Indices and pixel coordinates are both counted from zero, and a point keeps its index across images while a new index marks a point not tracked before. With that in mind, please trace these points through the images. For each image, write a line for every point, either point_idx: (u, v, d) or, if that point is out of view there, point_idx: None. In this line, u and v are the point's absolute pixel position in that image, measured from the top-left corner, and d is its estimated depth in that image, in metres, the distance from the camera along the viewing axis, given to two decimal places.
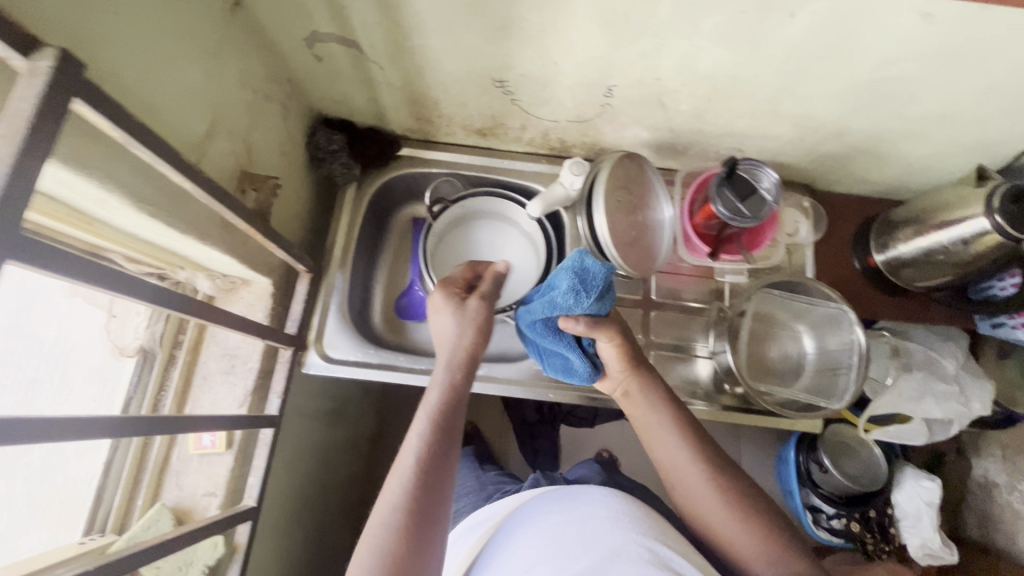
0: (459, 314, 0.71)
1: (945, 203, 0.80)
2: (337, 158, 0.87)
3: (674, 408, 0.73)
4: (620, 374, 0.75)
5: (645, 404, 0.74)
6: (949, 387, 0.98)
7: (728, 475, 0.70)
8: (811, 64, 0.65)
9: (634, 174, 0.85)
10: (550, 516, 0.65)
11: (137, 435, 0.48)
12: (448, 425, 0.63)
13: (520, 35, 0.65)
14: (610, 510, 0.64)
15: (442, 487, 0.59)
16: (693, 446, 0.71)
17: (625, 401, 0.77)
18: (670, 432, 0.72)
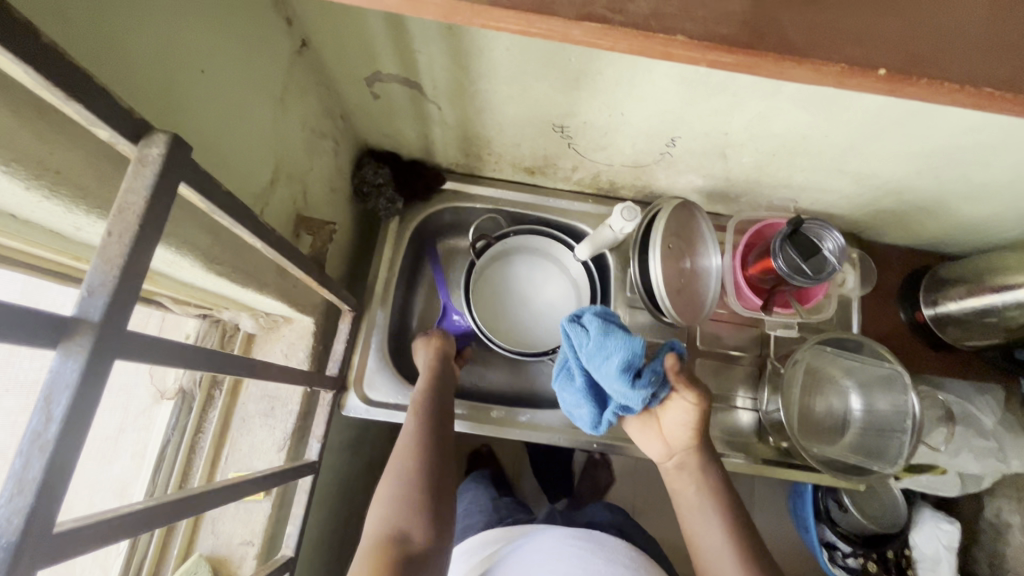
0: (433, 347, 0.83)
1: (1000, 266, 0.80)
2: (382, 193, 0.86)
3: (726, 487, 0.63)
4: (682, 440, 0.64)
5: (699, 478, 0.63)
6: (988, 443, 0.97)
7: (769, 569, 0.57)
8: (887, 129, 0.64)
9: (688, 221, 0.83)
10: (571, 550, 0.66)
11: (201, 510, 0.46)
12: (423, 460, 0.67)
13: (592, 86, 0.64)
14: (629, 559, 0.66)
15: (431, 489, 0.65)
16: (735, 533, 0.59)
17: (673, 473, 0.66)
18: (717, 512, 0.61)
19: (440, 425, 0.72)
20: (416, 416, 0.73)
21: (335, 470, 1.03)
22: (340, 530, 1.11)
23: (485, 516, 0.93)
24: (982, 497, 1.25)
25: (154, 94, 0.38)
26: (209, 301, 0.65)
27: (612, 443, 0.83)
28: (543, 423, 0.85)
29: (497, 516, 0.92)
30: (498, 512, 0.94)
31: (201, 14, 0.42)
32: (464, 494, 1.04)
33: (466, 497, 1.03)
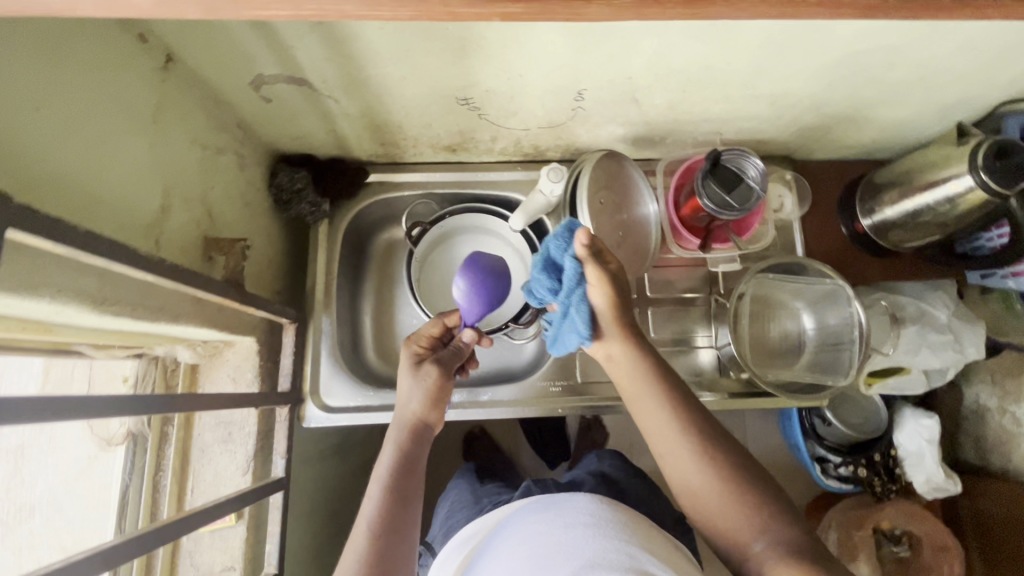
0: (424, 383, 0.66)
1: (927, 163, 0.79)
2: (304, 198, 0.83)
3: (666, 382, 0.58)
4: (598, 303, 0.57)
5: (636, 369, 0.58)
6: (944, 336, 1.00)
7: (717, 440, 0.56)
8: (781, 48, 0.63)
9: (615, 172, 0.83)
10: (532, 527, 0.65)
11: (143, 552, 0.46)
12: (403, 487, 0.58)
13: (478, 53, 0.62)
14: (589, 514, 0.64)
15: (402, 541, 0.55)
16: (669, 395, 0.57)
17: (612, 371, 0.61)
18: (648, 381, 0.58)
19: (410, 483, 0.59)
20: (383, 475, 0.59)
21: (322, 480, 1.03)
22: (340, 533, 1.12)
23: (472, 509, 0.94)
24: (958, 383, 1.31)
25: None
26: (133, 340, 0.63)
27: (576, 405, 0.85)
28: (508, 398, 0.85)
29: (479, 507, 0.93)
30: (481, 503, 0.95)
31: (28, 47, 0.40)
32: (447, 491, 1.04)
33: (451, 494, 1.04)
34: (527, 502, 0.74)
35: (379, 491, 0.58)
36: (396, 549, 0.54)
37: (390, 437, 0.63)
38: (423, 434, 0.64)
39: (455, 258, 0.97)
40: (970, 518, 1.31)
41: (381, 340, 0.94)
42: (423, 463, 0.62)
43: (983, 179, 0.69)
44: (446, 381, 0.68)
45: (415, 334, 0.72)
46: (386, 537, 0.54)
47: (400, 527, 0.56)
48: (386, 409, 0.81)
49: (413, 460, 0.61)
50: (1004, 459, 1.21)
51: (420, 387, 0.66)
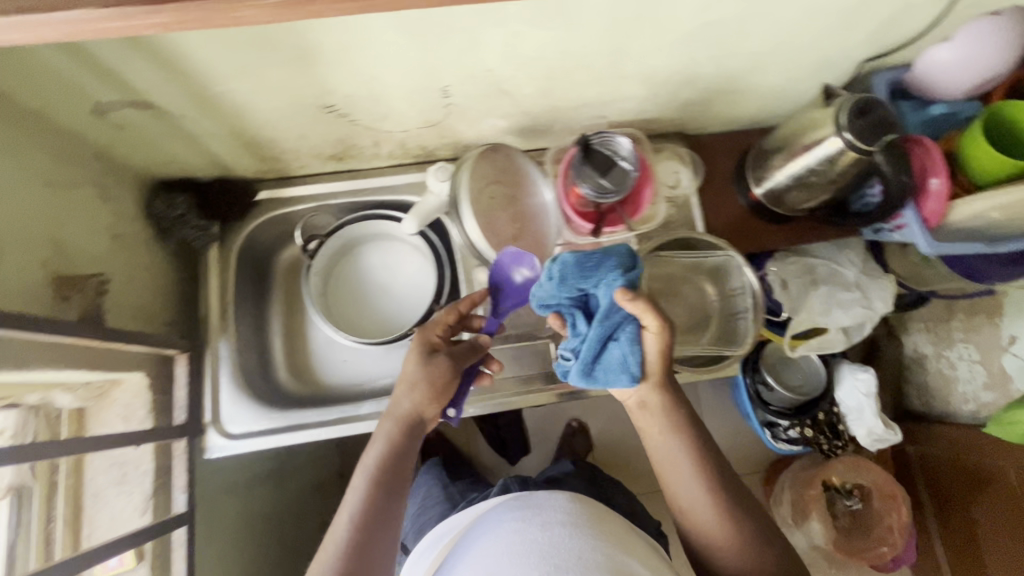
0: (422, 371, 0.66)
1: (802, 127, 0.80)
2: (187, 223, 0.80)
3: (689, 433, 0.64)
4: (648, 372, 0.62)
5: (661, 418, 0.65)
6: (853, 294, 1.03)
7: (741, 510, 0.62)
8: (630, 27, 0.63)
9: (502, 165, 0.83)
10: (509, 524, 0.66)
11: None
12: (390, 482, 0.61)
13: (321, 60, 0.60)
14: (565, 514, 0.66)
15: (382, 533, 0.59)
16: (701, 466, 0.63)
17: (641, 414, 0.67)
18: (682, 451, 0.64)
19: (398, 478, 0.62)
20: (372, 469, 0.62)
21: (251, 505, 1.02)
22: (277, 561, 1.10)
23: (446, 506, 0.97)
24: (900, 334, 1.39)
25: None
26: None
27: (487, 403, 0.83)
28: None
29: (452, 503, 0.97)
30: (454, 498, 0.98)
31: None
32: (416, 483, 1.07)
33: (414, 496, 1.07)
34: (501, 499, 0.75)
35: (365, 484, 0.61)
36: (375, 540, 0.58)
37: (384, 430, 0.65)
38: (418, 424, 0.66)
39: (362, 267, 0.95)
40: (917, 461, 1.39)
41: (294, 359, 0.93)
42: (415, 454, 0.65)
43: (848, 138, 0.71)
44: (454, 371, 0.67)
45: (430, 322, 0.71)
46: (367, 531, 0.58)
47: (382, 520, 0.59)
48: (292, 429, 0.80)
49: (403, 453, 0.63)
50: (945, 404, 1.28)
51: (419, 375, 0.66)
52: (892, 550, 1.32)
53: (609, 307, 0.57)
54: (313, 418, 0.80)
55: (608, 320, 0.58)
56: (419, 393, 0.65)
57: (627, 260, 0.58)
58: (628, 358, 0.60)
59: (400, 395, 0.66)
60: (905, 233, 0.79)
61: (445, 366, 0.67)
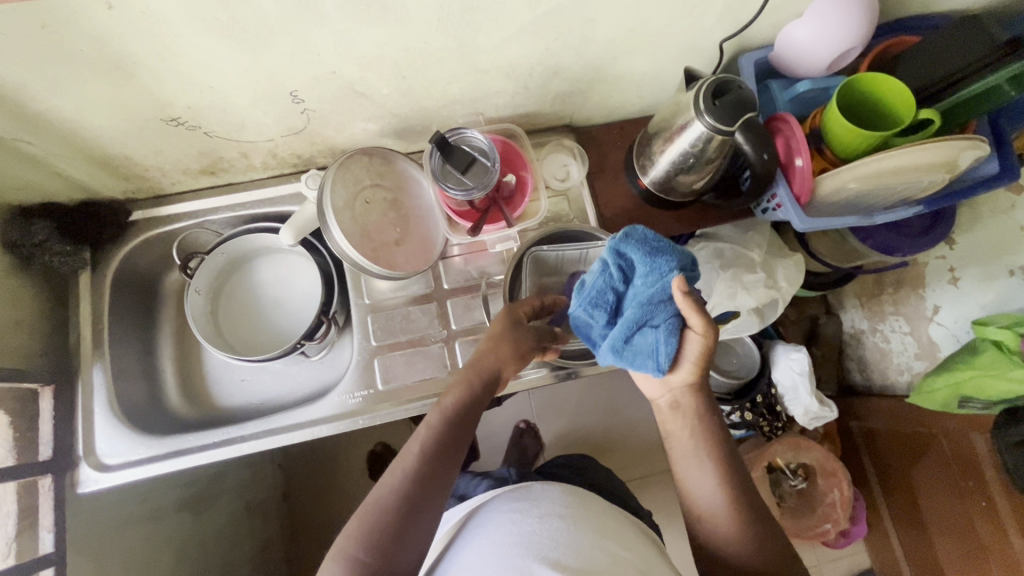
0: (490, 345, 0.68)
1: (673, 112, 0.80)
2: (49, 249, 0.77)
3: (719, 438, 0.61)
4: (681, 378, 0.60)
5: (693, 421, 0.61)
6: (757, 274, 1.03)
7: (762, 528, 0.58)
8: (465, 18, 0.62)
9: (377, 169, 0.81)
10: (510, 516, 0.67)
11: None
12: (445, 453, 0.61)
13: (142, 68, 0.58)
14: (561, 508, 0.68)
15: (426, 511, 0.58)
16: (726, 477, 0.59)
17: (670, 417, 0.63)
18: (710, 459, 0.60)
19: (463, 435, 0.63)
20: (425, 441, 0.61)
21: (160, 537, 0.98)
22: None
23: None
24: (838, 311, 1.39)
25: None
26: None
27: (376, 414, 0.81)
28: (306, 419, 0.80)
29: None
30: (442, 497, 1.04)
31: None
32: None
33: None
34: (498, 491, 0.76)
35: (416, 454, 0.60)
36: (420, 511, 0.57)
37: (433, 411, 0.64)
38: (474, 402, 0.65)
39: (255, 282, 0.93)
40: (861, 436, 1.38)
41: (187, 383, 0.89)
42: (470, 431, 0.64)
43: (709, 120, 0.71)
44: (519, 350, 0.69)
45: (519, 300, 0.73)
46: (409, 505, 0.57)
47: (427, 495, 0.58)
48: (169, 456, 0.77)
49: (457, 429, 0.63)
50: (883, 376, 1.29)
51: (497, 345, 0.68)
52: (838, 525, 1.36)
53: (666, 295, 0.56)
54: (192, 442, 0.78)
55: (649, 305, 0.57)
56: (500, 354, 0.67)
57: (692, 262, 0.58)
58: (659, 346, 0.57)
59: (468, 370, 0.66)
60: (782, 212, 0.79)
61: (530, 340, 0.71)
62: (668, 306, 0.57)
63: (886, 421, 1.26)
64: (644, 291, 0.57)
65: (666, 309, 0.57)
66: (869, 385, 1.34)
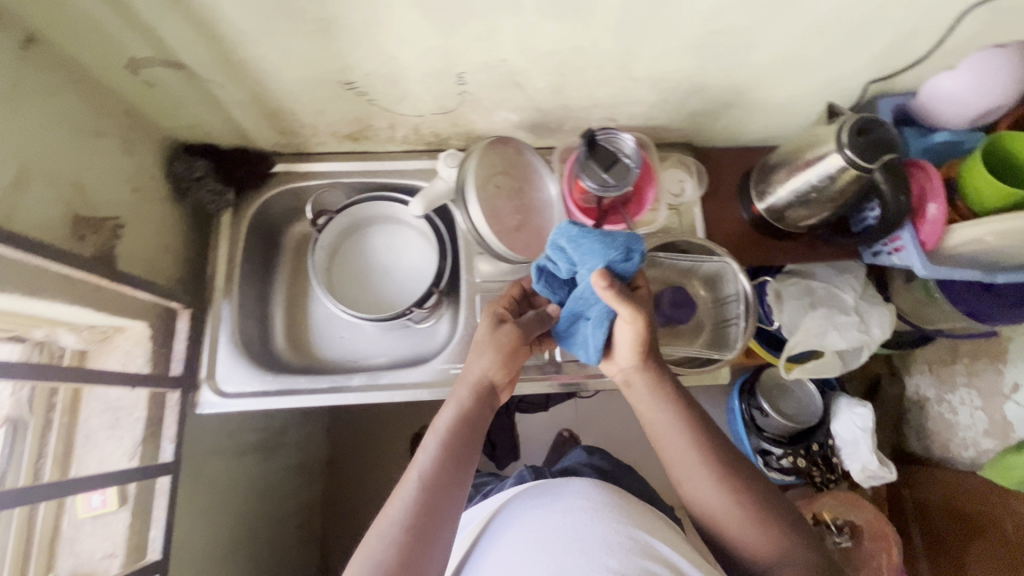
0: (484, 342, 0.68)
1: (805, 144, 0.81)
2: (204, 185, 0.84)
3: (683, 411, 0.66)
4: (631, 356, 0.68)
5: (648, 395, 0.67)
6: (850, 317, 1.02)
7: (742, 476, 0.62)
8: (641, 27, 0.65)
9: (509, 157, 0.85)
10: (531, 512, 0.65)
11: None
12: (457, 447, 0.60)
13: (346, 34, 0.63)
14: (586, 499, 0.64)
15: (446, 513, 0.56)
16: (692, 433, 0.64)
17: (631, 392, 0.70)
18: (672, 422, 0.65)
19: (464, 449, 0.61)
20: (439, 436, 0.61)
21: (241, 474, 1.03)
22: (258, 535, 1.11)
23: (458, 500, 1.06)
24: (901, 374, 1.37)
25: None
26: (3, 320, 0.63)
27: None
28: (412, 381, 0.84)
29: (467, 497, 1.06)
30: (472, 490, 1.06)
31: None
32: None
33: None
34: (521, 489, 0.74)
35: (435, 447, 0.60)
36: (441, 509, 0.56)
37: (446, 410, 0.64)
38: (479, 399, 0.65)
39: (367, 247, 0.98)
40: (913, 507, 1.32)
41: (293, 331, 0.95)
42: (482, 429, 0.64)
43: (850, 155, 0.72)
44: (518, 346, 0.69)
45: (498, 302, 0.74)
46: (431, 497, 0.56)
47: (447, 492, 0.57)
48: (282, 393, 0.82)
49: (463, 425, 0.63)
50: (945, 449, 1.25)
51: (490, 343, 0.68)
52: None
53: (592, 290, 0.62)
54: (304, 384, 0.82)
55: (584, 296, 0.65)
56: (483, 365, 0.66)
57: (622, 250, 0.58)
58: (591, 333, 0.67)
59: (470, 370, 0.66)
60: (902, 256, 0.80)
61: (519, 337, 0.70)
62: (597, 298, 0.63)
63: (945, 494, 1.22)
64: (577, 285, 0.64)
65: (601, 304, 0.64)
66: (929, 456, 1.30)
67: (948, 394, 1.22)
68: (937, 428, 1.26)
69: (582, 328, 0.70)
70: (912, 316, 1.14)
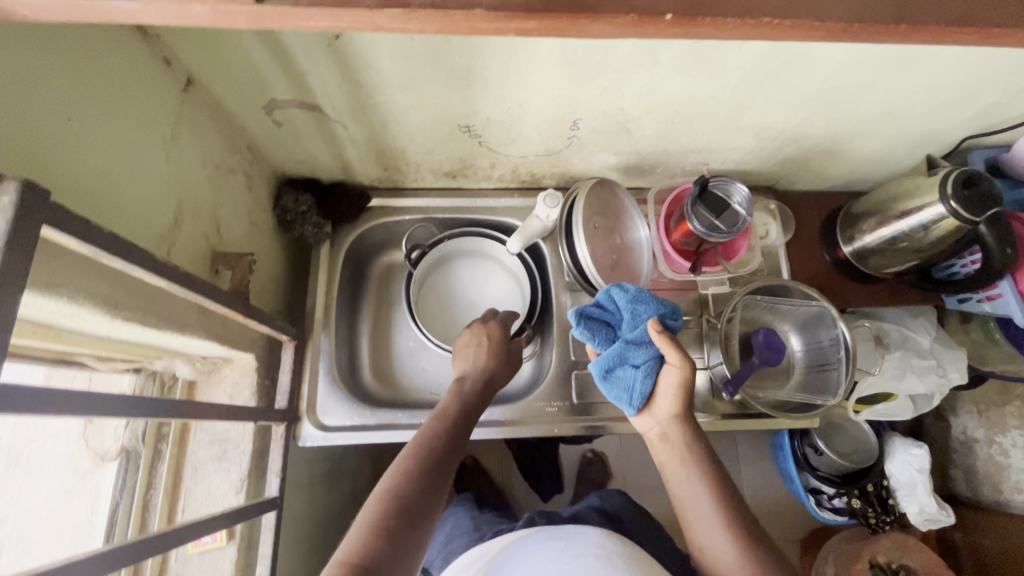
0: (480, 361, 0.79)
1: (900, 193, 0.83)
2: (308, 220, 0.85)
3: (705, 464, 0.70)
4: (667, 410, 0.73)
5: (678, 450, 0.72)
6: (927, 361, 1.03)
7: (753, 540, 0.64)
8: (763, 81, 0.68)
9: (608, 199, 0.87)
10: (545, 553, 0.63)
11: (156, 553, 0.49)
12: (447, 447, 0.66)
13: (483, 82, 0.66)
14: (600, 547, 0.62)
15: (432, 500, 0.60)
16: (712, 489, 0.68)
17: (660, 447, 0.75)
18: (697, 475, 0.70)
19: (453, 450, 0.67)
20: (428, 435, 0.67)
21: (313, 506, 1.02)
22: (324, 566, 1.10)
23: (469, 538, 0.94)
24: (946, 416, 1.31)
25: (20, 145, 0.38)
26: (134, 353, 0.64)
27: (570, 423, 0.86)
28: (501, 418, 0.86)
29: (479, 534, 0.94)
30: (480, 530, 0.96)
31: (74, 58, 0.43)
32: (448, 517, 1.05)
33: (451, 517, 1.05)
34: (530, 534, 0.72)
35: (426, 443, 0.65)
36: (426, 494, 0.59)
37: (433, 417, 0.70)
38: (467, 410, 0.73)
39: (452, 281, 0.99)
40: (967, 550, 1.28)
41: (378, 362, 0.95)
42: (466, 437, 0.70)
43: (954, 207, 0.73)
44: (506, 366, 0.81)
45: (483, 325, 0.83)
46: (421, 483, 0.60)
47: (435, 482, 0.61)
48: (382, 427, 0.82)
49: (455, 430, 0.69)
50: (997, 494, 1.20)
51: (481, 362, 0.79)
52: None
53: (648, 338, 0.72)
54: (404, 419, 0.82)
55: (635, 344, 0.72)
56: (479, 364, 0.79)
57: (670, 309, 0.74)
58: (637, 383, 0.73)
59: (464, 383, 0.76)
60: (998, 304, 0.81)
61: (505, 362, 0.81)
62: (649, 347, 0.72)
63: (1009, 542, 1.14)
64: (629, 334, 0.73)
65: (646, 348, 0.72)
66: (976, 497, 1.25)
67: (999, 437, 1.18)
68: (989, 471, 1.21)
69: (620, 379, 0.74)
70: (974, 357, 1.13)
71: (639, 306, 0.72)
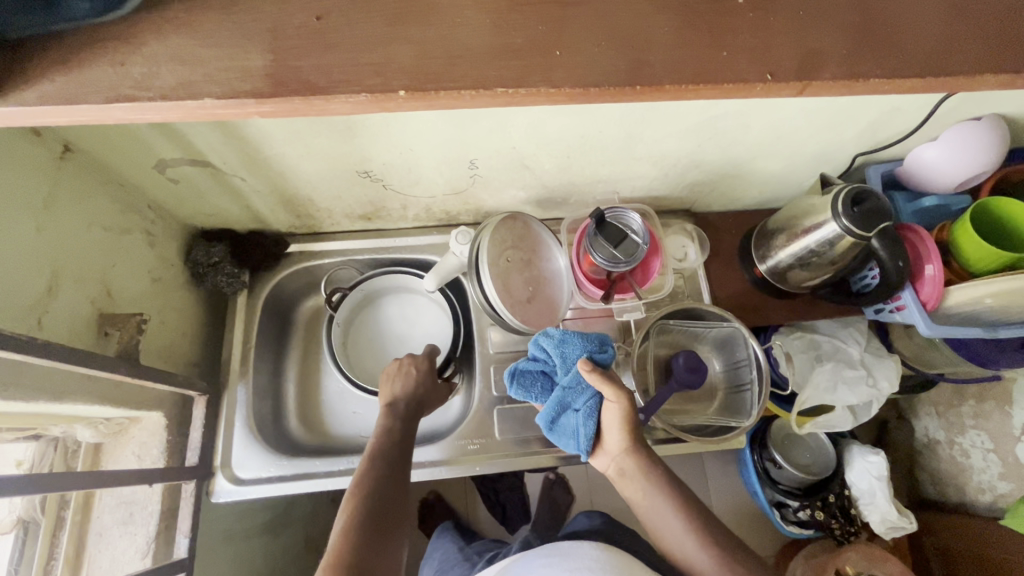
0: (407, 386, 0.79)
1: (802, 211, 0.84)
2: (220, 270, 0.85)
3: (667, 480, 0.69)
4: (616, 442, 0.72)
5: (639, 481, 0.70)
6: (858, 371, 1.03)
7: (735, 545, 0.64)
8: (641, 116, 0.69)
9: (521, 233, 0.86)
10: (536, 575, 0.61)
11: None
12: (395, 464, 0.67)
13: (366, 131, 0.67)
14: (593, 561, 0.60)
15: (396, 521, 0.61)
16: (680, 507, 0.67)
17: (622, 482, 0.72)
18: (661, 495, 0.68)
19: (399, 463, 0.68)
20: (372, 456, 0.67)
21: (252, 558, 1.00)
22: None
23: (461, 570, 0.92)
24: (908, 418, 1.31)
25: None
26: (23, 422, 0.63)
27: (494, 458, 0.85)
28: (426, 459, 0.84)
29: (470, 565, 0.93)
30: (472, 559, 0.94)
31: None
32: (435, 544, 1.04)
33: (439, 542, 1.04)
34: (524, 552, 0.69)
35: (371, 463, 0.66)
36: (387, 515, 0.61)
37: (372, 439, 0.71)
38: (407, 426, 0.74)
39: (381, 318, 0.99)
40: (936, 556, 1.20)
41: (304, 407, 0.94)
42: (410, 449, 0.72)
43: (846, 224, 0.74)
44: (430, 385, 0.81)
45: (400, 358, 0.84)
46: (379, 503, 0.61)
47: (390, 499, 0.63)
48: (299, 478, 0.80)
49: (396, 445, 0.70)
50: (955, 497, 1.19)
51: (408, 386, 0.79)
52: None
53: (582, 379, 0.72)
54: (321, 468, 0.81)
55: (571, 389, 0.72)
56: (412, 384, 0.79)
57: (597, 344, 0.74)
58: (581, 427, 0.72)
59: (394, 403, 0.76)
60: (905, 315, 0.81)
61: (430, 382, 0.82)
62: (585, 390, 0.72)
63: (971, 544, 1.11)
64: (564, 380, 0.73)
65: (586, 392, 0.72)
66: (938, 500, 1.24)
67: (959, 437, 1.16)
68: (949, 473, 1.19)
69: (567, 426, 0.74)
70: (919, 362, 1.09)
71: (569, 346, 0.73)
